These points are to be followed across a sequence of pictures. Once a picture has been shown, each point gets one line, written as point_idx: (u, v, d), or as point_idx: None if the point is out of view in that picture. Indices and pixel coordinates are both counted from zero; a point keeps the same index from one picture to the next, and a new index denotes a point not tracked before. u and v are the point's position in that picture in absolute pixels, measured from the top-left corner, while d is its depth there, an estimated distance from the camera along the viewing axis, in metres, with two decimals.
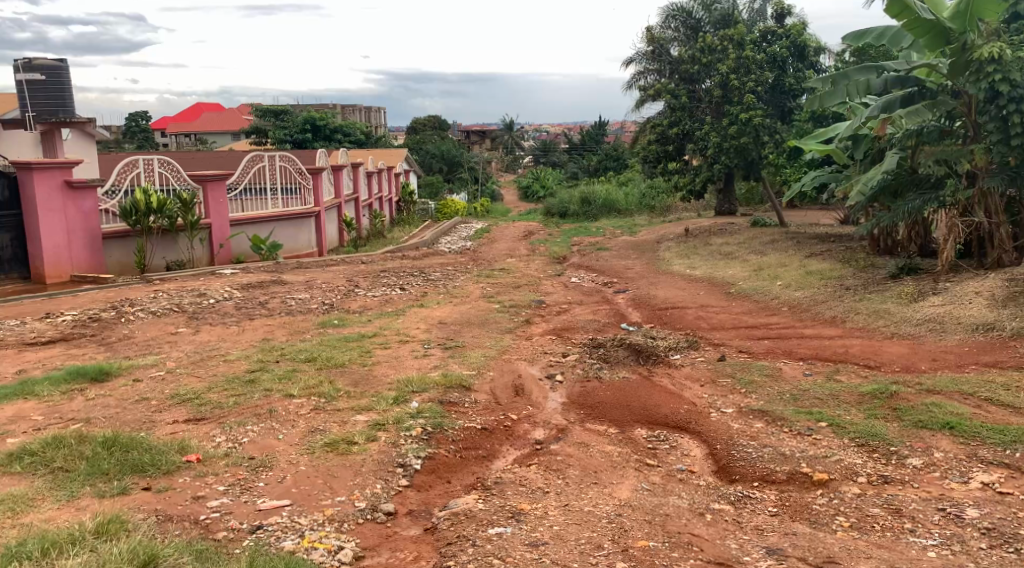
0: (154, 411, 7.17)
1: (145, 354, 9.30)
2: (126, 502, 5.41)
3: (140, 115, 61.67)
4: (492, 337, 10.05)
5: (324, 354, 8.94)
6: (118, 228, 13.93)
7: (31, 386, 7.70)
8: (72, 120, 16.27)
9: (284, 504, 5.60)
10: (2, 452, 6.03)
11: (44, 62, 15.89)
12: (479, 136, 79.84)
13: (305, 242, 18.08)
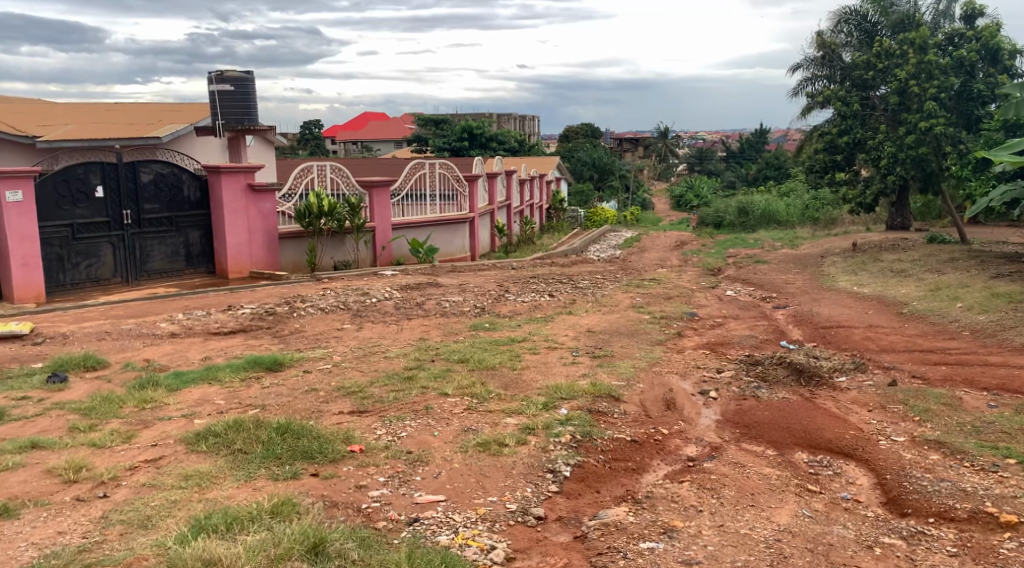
0: (322, 401, 7.58)
1: (313, 347, 9.85)
2: (297, 486, 5.74)
3: (313, 124, 65.46)
4: (643, 348, 9.94)
5: (476, 356, 9.15)
6: (292, 229, 14.85)
7: (214, 372, 8.34)
8: (257, 129, 17.34)
9: (438, 499, 5.77)
10: (190, 432, 6.56)
11: (233, 74, 16.94)
12: (633, 144, 79.32)
13: (459, 247, 18.58)
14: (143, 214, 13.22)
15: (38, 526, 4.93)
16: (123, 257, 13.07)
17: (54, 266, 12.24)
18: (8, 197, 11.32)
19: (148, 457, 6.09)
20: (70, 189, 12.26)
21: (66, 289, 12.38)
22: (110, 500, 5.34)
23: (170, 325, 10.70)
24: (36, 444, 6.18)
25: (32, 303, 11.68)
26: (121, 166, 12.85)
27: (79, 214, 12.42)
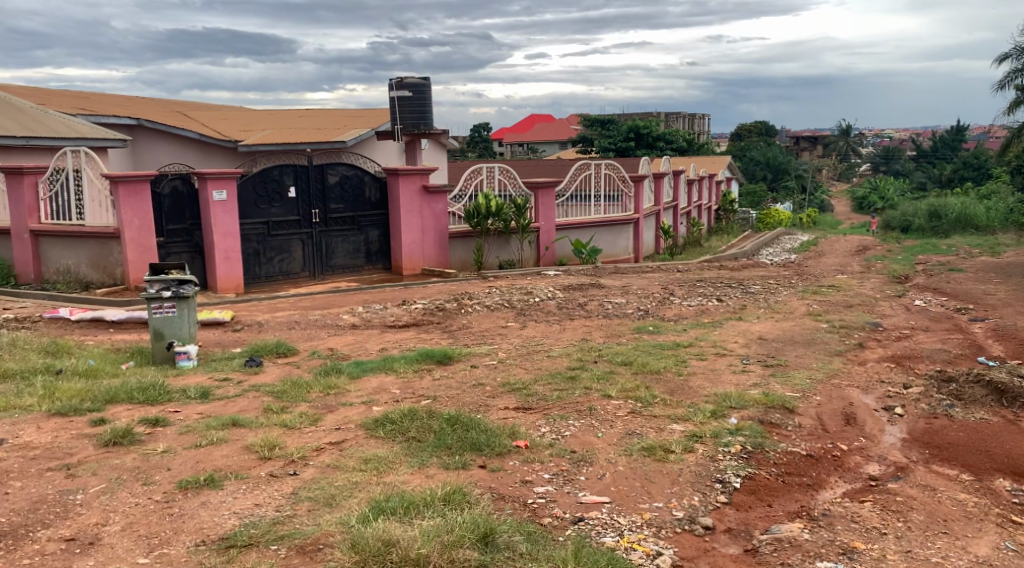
0: (488, 396, 7.75)
1: (480, 343, 10.09)
2: (467, 477, 5.89)
3: (482, 127, 67.09)
4: (819, 358, 9.46)
5: (641, 359, 9.05)
6: (461, 228, 15.28)
7: (390, 363, 8.74)
8: (432, 133, 17.97)
9: (604, 500, 5.75)
10: (368, 418, 6.91)
11: (411, 80, 17.67)
12: (810, 144, 75.82)
13: (622, 248, 18.41)
14: (329, 213, 14.06)
15: (238, 497, 5.35)
16: (310, 253, 13.96)
17: (250, 259, 13.24)
18: (215, 197, 12.36)
19: (332, 439, 6.46)
20: (266, 189, 13.22)
21: (260, 281, 13.37)
22: (299, 477, 5.71)
23: (351, 317, 11.30)
24: (235, 422, 6.71)
25: (232, 294, 12.70)
26: (311, 168, 13.71)
27: (273, 212, 13.37)
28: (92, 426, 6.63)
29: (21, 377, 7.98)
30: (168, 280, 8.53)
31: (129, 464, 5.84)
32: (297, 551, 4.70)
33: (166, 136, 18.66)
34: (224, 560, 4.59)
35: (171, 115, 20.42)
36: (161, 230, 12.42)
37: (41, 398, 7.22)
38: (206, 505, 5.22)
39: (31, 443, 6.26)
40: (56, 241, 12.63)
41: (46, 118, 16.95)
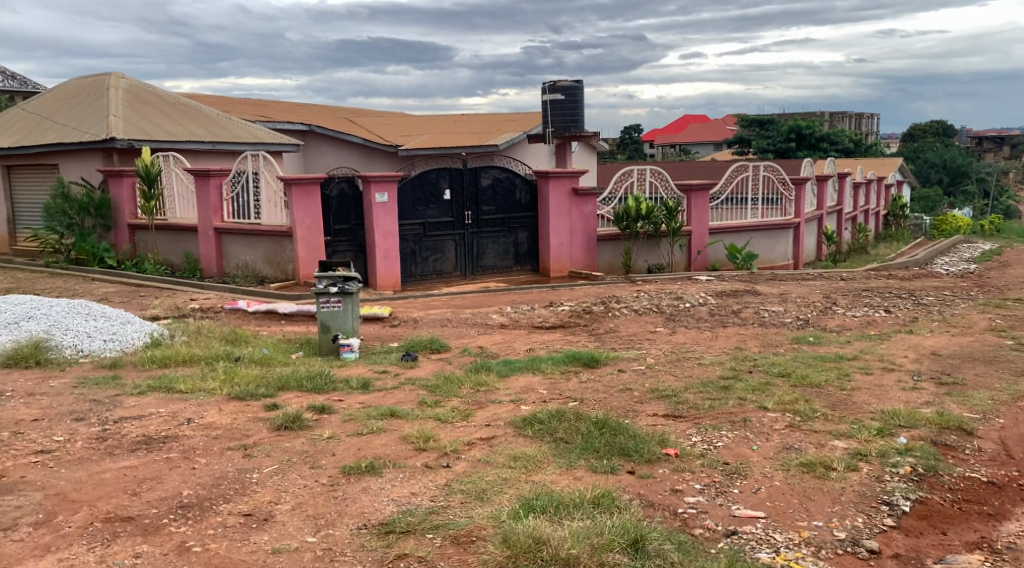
0: (637, 401, 7.66)
1: (628, 347, 9.99)
2: (615, 481, 5.85)
3: (634, 128, 66.52)
4: (1001, 378, 8.73)
5: (799, 371, 8.67)
6: (610, 231, 15.19)
7: (538, 363, 8.82)
8: (583, 136, 17.93)
9: (759, 515, 5.54)
10: (518, 417, 7.00)
11: (564, 83, 17.67)
12: (994, 145, 70.19)
13: (780, 253, 17.67)
14: (482, 214, 14.37)
15: (395, 485, 5.56)
16: (463, 253, 14.33)
17: (407, 258, 13.74)
18: (377, 199, 12.90)
19: (483, 435, 6.59)
20: (423, 192, 13.67)
21: (416, 279, 13.84)
22: (452, 470, 5.86)
23: (500, 317, 11.49)
24: (393, 413, 6.98)
25: (390, 291, 13.21)
26: (467, 172, 14.05)
27: (430, 214, 13.81)
28: (265, 410, 7.09)
29: (205, 363, 8.65)
30: (334, 276, 9.02)
31: (297, 448, 6.19)
32: (451, 541, 4.82)
33: (333, 142, 19.71)
34: (383, 544, 4.77)
35: (338, 121, 21.50)
36: (327, 230, 13.10)
37: (222, 383, 7.79)
38: (367, 491, 5.46)
39: (214, 423, 6.77)
40: (235, 238, 13.60)
41: (230, 124, 18.29)
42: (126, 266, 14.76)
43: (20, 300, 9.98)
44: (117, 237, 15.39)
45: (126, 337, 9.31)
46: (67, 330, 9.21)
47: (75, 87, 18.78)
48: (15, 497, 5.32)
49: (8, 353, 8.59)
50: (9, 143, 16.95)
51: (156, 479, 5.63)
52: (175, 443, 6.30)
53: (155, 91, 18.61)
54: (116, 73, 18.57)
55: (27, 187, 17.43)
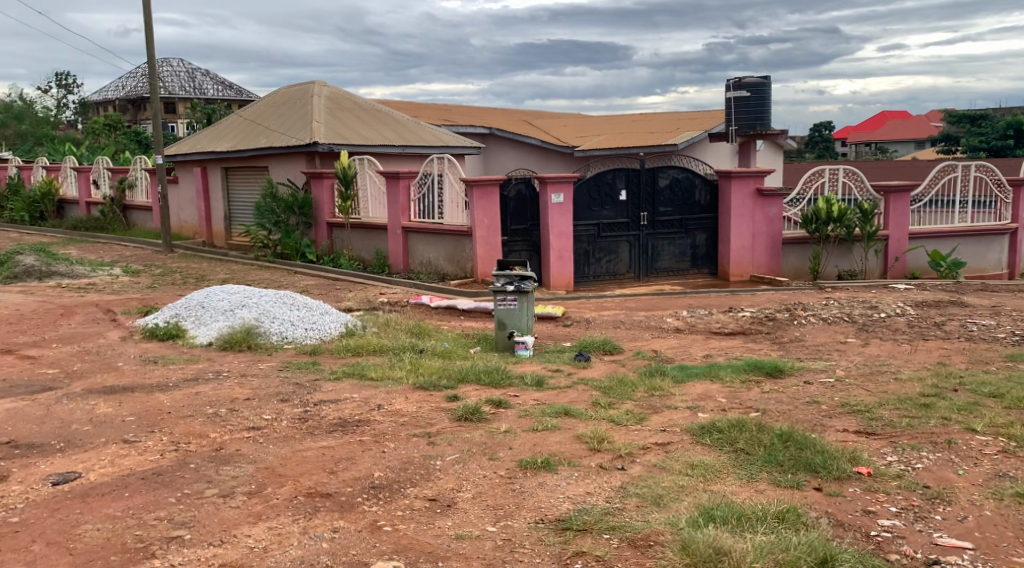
0: (824, 415, 7.28)
1: (815, 358, 9.51)
2: (801, 497, 5.58)
3: (825, 126, 63.28)
4: None
5: (1013, 392, 7.89)
6: (797, 234, 14.51)
7: (718, 371, 8.59)
8: (768, 134, 17.19)
9: (965, 545, 5.06)
10: (696, 424, 6.86)
11: (750, 80, 17.05)
12: None
13: (994, 262, 16.00)
14: (658, 216, 14.18)
15: (571, 483, 5.60)
16: (638, 255, 14.21)
17: (581, 259, 13.79)
18: (553, 200, 13.04)
19: (659, 440, 6.51)
20: (600, 193, 13.69)
21: (589, 280, 13.87)
22: (627, 473, 5.82)
23: (677, 321, 11.29)
24: (568, 412, 7.03)
25: (563, 291, 13.31)
26: (644, 172, 13.92)
27: (605, 215, 13.80)
28: (448, 401, 7.36)
29: (393, 353, 9.09)
30: (511, 276, 9.23)
31: (477, 439, 6.38)
32: (628, 543, 4.79)
33: (513, 143, 20.11)
34: (561, 540, 4.82)
35: (519, 123, 21.93)
36: (505, 230, 13.40)
37: (407, 372, 8.18)
38: (543, 486, 5.54)
39: (401, 410, 7.11)
40: (420, 237, 14.20)
41: (418, 128, 19.12)
42: (323, 261, 15.80)
43: (236, 289, 10.92)
44: (316, 233, 16.50)
45: (324, 327, 9.97)
46: (274, 318, 9.98)
47: (284, 95, 20.32)
48: (231, 467, 5.83)
49: (224, 337, 9.44)
50: (227, 147, 18.60)
51: (351, 459, 5.99)
52: (366, 427, 6.68)
53: (353, 98, 19.81)
54: (319, 81, 19.92)
55: (241, 187, 19.06)
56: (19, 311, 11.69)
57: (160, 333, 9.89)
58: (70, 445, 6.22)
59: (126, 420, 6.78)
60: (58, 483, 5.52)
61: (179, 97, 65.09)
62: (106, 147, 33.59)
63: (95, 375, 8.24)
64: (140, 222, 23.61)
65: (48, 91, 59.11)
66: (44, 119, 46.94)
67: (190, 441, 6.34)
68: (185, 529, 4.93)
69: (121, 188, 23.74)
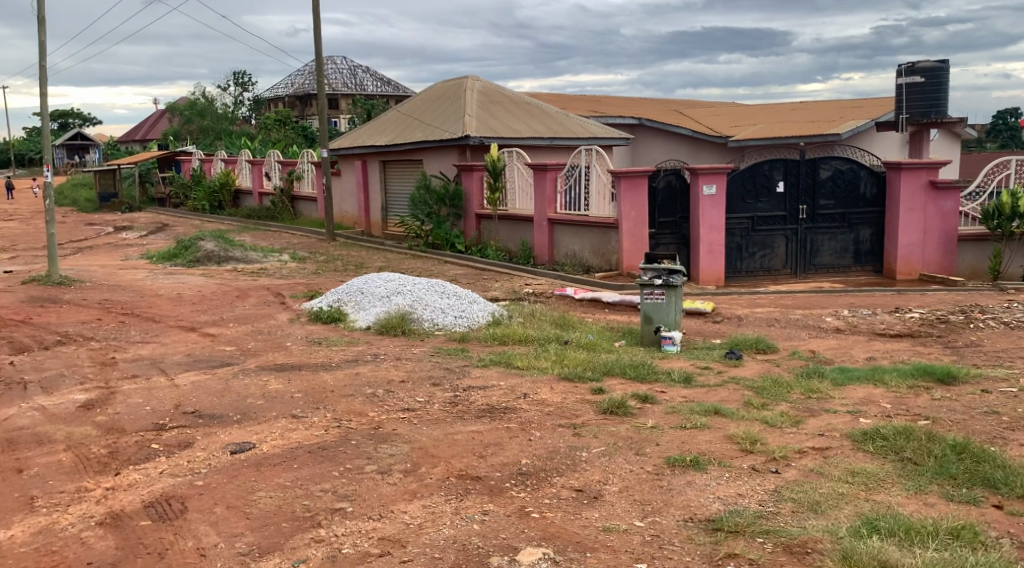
0: (1005, 427, 6.73)
1: (994, 365, 8.81)
2: (978, 514, 5.19)
3: (1009, 113, 58.40)
4: None
5: None
6: (975, 231, 13.44)
7: (883, 374, 8.13)
8: (944, 122, 16.05)
9: None
10: (858, 429, 6.53)
11: (926, 64, 15.97)
12: None
13: None
14: (818, 209, 13.56)
15: (721, 483, 5.47)
16: (795, 250, 13.64)
17: (733, 253, 13.39)
18: (704, 191, 12.74)
19: (816, 444, 6.24)
20: (755, 185, 13.23)
21: (742, 275, 13.45)
22: (782, 476, 5.62)
23: (837, 321, 10.77)
24: (718, 411, 6.86)
25: (713, 286, 12.99)
26: (804, 163, 13.36)
27: (760, 207, 13.34)
28: (594, 393, 7.36)
29: (540, 343, 9.18)
30: (659, 269, 9.07)
31: (624, 433, 6.34)
32: (784, 549, 4.63)
33: (664, 134, 19.79)
34: (712, 540, 4.73)
35: (671, 114, 21.55)
36: (653, 222, 13.19)
37: (553, 363, 8.24)
38: (692, 485, 5.44)
39: (547, 400, 7.17)
40: (567, 229, 14.23)
41: (568, 120, 19.15)
42: (472, 252, 16.13)
43: (392, 277, 11.37)
44: (465, 224, 16.87)
45: (473, 315, 10.20)
46: (426, 305, 10.31)
47: (438, 90, 20.91)
48: (388, 446, 6.08)
49: (381, 322, 9.86)
50: (385, 141, 19.35)
51: (499, 445, 6.11)
52: (514, 415, 6.79)
53: (505, 91, 20.09)
54: (473, 75, 20.34)
55: (397, 179, 19.78)
56: (201, 292, 12.67)
57: (323, 317, 10.45)
58: (245, 418, 6.69)
59: (294, 397, 7.21)
60: (236, 452, 5.95)
61: (342, 93, 68.36)
62: (277, 141, 35.77)
63: (266, 353, 8.81)
64: (306, 212, 24.99)
65: (226, 89, 63.49)
66: (222, 114, 50.50)
67: (351, 419, 6.67)
68: (348, 502, 5.20)
69: (290, 180, 25.20)
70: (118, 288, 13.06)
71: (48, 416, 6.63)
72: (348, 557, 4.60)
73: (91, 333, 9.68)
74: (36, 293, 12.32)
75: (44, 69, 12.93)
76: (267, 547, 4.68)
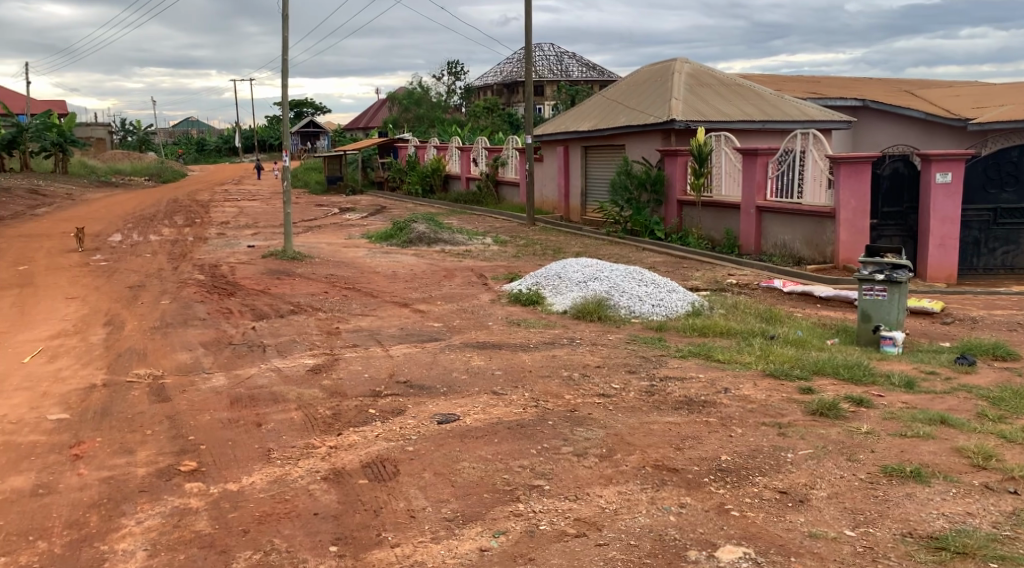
0: None
1: None
2: None
3: None
4: None
5: None
6: None
7: None
8: None
9: None
10: None
11: None
12: None
13: None
14: None
15: (947, 499, 5.05)
16: None
17: (969, 249, 12.27)
18: (937, 179, 11.71)
19: None
20: (999, 173, 11.98)
21: (978, 273, 12.30)
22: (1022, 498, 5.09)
23: None
24: (945, 420, 6.33)
25: (943, 283, 11.96)
26: None
27: (1004, 198, 12.13)
28: (801, 393, 7.02)
29: (742, 336, 8.88)
30: (882, 264, 8.49)
31: (834, 437, 6.01)
32: None
33: (891, 118, 18.46)
34: (935, 560, 4.39)
35: (900, 95, 20.00)
36: (876, 213, 12.29)
37: (757, 358, 7.94)
38: (912, 498, 5.06)
39: (750, 396, 6.93)
40: (776, 218, 13.62)
41: (782, 102, 18.29)
42: (672, 239, 15.86)
43: (590, 262, 11.44)
44: (666, 211, 16.58)
45: (671, 304, 10.01)
46: (624, 292, 10.27)
47: (645, 73, 20.66)
48: (585, 429, 6.14)
49: (578, 307, 9.94)
50: (589, 126, 19.44)
51: (698, 439, 6.00)
52: (714, 409, 6.62)
53: (715, 73, 19.51)
54: (681, 58, 19.91)
55: (599, 165, 19.80)
56: (413, 271, 13.37)
57: (522, 299, 10.71)
58: (451, 390, 7.01)
59: (495, 374, 7.47)
60: (441, 422, 6.25)
61: (549, 80, 69.37)
62: (486, 128, 36.91)
63: (471, 331, 9.17)
64: (509, 197, 25.62)
65: (440, 78, 66.33)
66: (437, 103, 52.77)
67: (548, 399, 6.80)
68: (545, 480, 5.31)
69: (496, 165, 25.93)
70: (341, 264, 14.08)
71: (282, 377, 7.30)
72: (545, 534, 4.71)
73: (318, 304, 10.51)
74: (273, 266, 13.55)
75: (287, 62, 14.12)
76: (470, 515, 4.88)
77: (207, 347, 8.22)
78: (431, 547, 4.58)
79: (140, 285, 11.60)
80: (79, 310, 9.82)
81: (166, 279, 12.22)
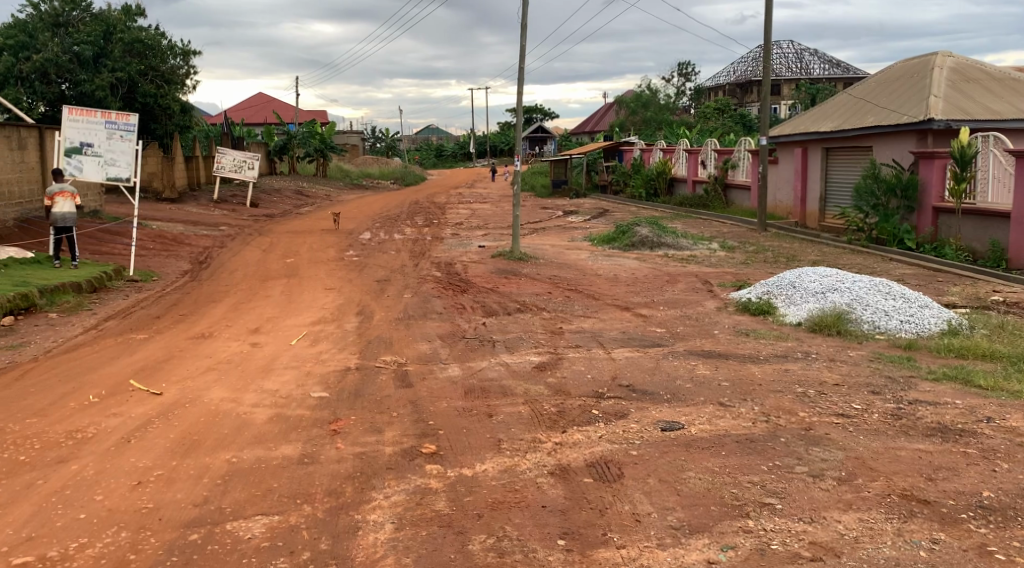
0: None
1: None
2: None
3: None
4: None
5: None
6: None
7: None
8: None
9: None
10: None
11: None
12: None
13: None
14: None
15: None
16: None
17: None
18: None
19: None
20: None
21: None
22: None
23: None
24: None
25: None
26: None
27: None
28: None
29: (1008, 361, 7.99)
30: None
31: None
32: None
33: None
34: None
35: None
36: None
37: None
38: None
39: (1017, 428, 6.21)
40: None
41: None
42: (925, 249, 14.57)
43: (829, 272, 10.81)
44: (919, 219, 15.28)
45: (923, 322, 9.20)
46: (867, 305, 9.59)
47: (899, 70, 19.15)
48: (821, 449, 5.80)
49: (814, 320, 9.41)
50: (832, 126, 18.37)
51: (954, 471, 5.46)
52: (974, 440, 6.00)
53: (984, 67, 17.71)
54: (944, 52, 18.26)
55: (841, 168, 18.63)
56: (635, 275, 13.34)
57: (752, 308, 10.32)
58: (675, 398, 6.89)
59: (722, 384, 7.24)
60: (666, 429, 6.17)
61: (786, 78, 66.32)
62: (716, 130, 35.95)
63: (695, 339, 8.97)
64: (739, 201, 24.81)
65: (669, 80, 65.60)
66: (666, 105, 52.15)
67: (780, 416, 6.49)
68: (777, 499, 5.08)
69: (726, 168, 25.18)
70: (565, 266, 14.33)
71: (512, 372, 7.56)
72: (777, 554, 4.50)
73: (543, 304, 10.76)
74: (502, 266, 14.04)
75: (523, 70, 14.60)
76: (697, 526, 4.78)
77: (444, 340, 8.69)
78: (657, 553, 4.54)
79: (385, 280, 12.49)
80: (334, 300, 10.75)
81: (408, 275, 13.05)
